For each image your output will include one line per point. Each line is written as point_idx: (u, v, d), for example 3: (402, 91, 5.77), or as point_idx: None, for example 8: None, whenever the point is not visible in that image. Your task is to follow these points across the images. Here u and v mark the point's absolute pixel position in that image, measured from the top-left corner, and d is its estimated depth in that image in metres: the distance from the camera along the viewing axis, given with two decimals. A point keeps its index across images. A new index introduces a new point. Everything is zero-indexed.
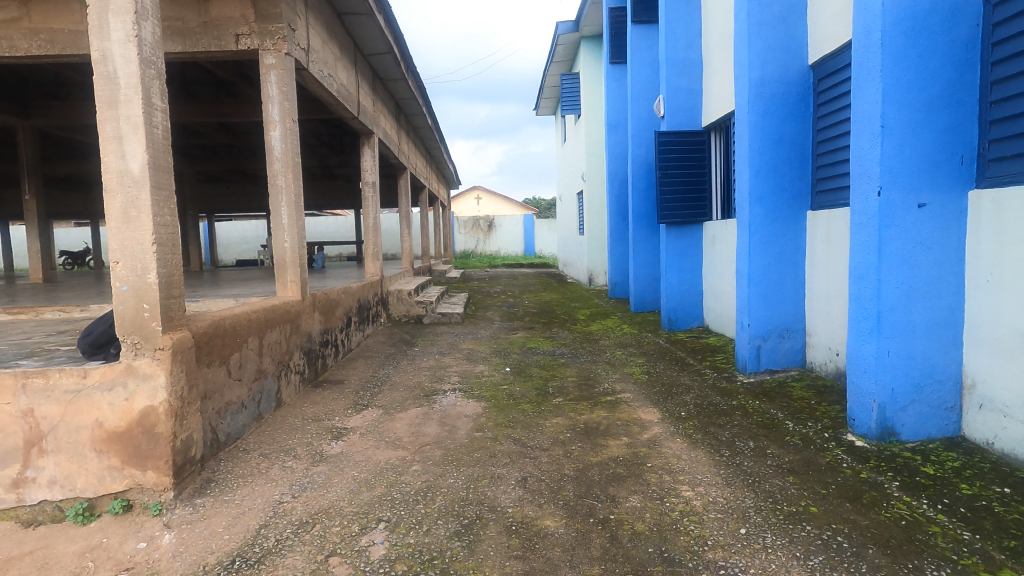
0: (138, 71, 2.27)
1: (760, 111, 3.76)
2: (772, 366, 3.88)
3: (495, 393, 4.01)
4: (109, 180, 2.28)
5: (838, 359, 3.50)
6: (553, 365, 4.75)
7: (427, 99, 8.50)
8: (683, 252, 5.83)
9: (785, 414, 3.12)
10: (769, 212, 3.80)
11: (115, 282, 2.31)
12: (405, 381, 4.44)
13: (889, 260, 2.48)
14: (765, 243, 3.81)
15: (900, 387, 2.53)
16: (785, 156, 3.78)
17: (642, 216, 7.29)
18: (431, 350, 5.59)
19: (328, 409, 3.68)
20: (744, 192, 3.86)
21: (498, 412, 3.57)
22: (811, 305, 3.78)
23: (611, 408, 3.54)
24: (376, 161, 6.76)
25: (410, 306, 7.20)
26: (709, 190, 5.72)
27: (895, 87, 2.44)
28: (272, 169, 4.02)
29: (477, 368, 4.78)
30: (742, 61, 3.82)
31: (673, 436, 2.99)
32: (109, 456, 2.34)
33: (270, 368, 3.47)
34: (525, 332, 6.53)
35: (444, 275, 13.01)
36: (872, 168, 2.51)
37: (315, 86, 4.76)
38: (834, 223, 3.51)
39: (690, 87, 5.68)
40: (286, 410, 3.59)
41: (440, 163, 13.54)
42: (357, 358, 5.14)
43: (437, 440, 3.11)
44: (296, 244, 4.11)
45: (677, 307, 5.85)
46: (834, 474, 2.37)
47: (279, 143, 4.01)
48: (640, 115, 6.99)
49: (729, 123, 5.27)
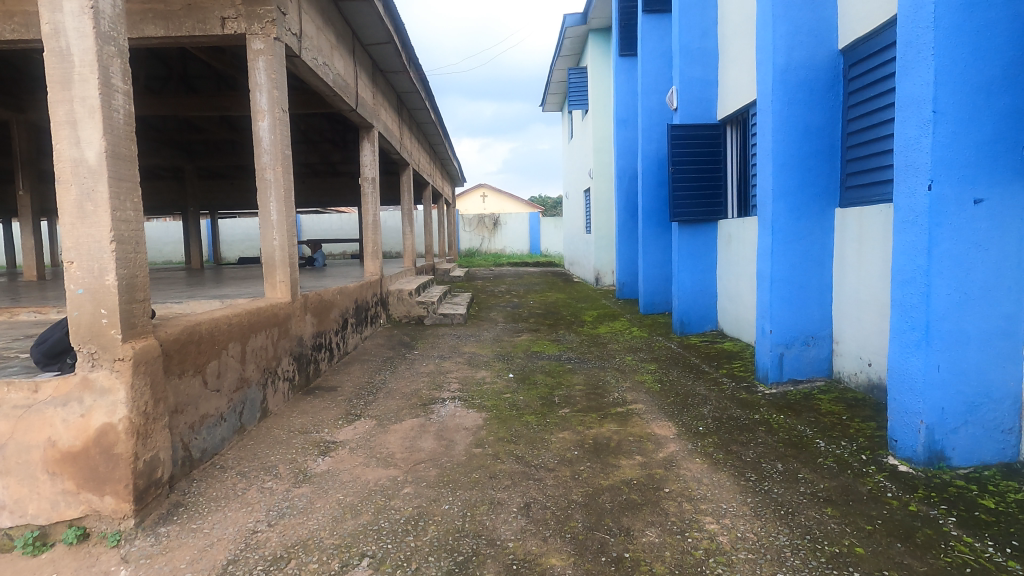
0: (94, 47, 2.01)
1: (784, 100, 3.46)
2: (795, 376, 3.59)
3: (497, 403, 3.74)
4: (62, 170, 2.03)
5: (871, 369, 3.20)
6: (560, 372, 4.48)
7: (429, 92, 8.22)
8: (697, 251, 5.53)
9: (815, 431, 2.84)
10: (793, 209, 3.51)
11: (70, 284, 2.05)
12: (402, 388, 4.18)
13: (940, 262, 2.19)
14: (789, 243, 3.52)
15: (951, 407, 2.24)
16: (811, 148, 3.49)
17: (652, 213, 7.00)
18: (431, 354, 5.33)
19: (318, 420, 3.43)
20: (766, 188, 3.57)
21: (500, 425, 3.31)
22: (839, 310, 3.50)
23: (622, 422, 3.26)
24: (375, 156, 6.51)
25: (411, 306, 6.94)
26: (725, 186, 5.43)
27: (950, 68, 2.15)
28: (260, 162, 3.77)
29: (478, 375, 4.51)
30: (765, 47, 3.52)
31: (691, 455, 2.72)
32: (63, 478, 2.09)
33: (255, 377, 3.22)
34: (530, 335, 6.26)
35: (448, 274, 12.77)
36: (921, 160, 2.22)
37: (309, 75, 4.50)
38: (867, 220, 3.21)
39: (705, 78, 5.39)
40: (272, 420, 3.35)
41: (444, 159, 13.31)
42: (353, 362, 4.89)
43: (432, 457, 2.85)
44: (286, 242, 3.84)
45: (689, 310, 5.57)
46: (878, 507, 2.09)
47: (267, 134, 3.75)
48: (651, 108, 6.70)
49: (746, 115, 4.98)
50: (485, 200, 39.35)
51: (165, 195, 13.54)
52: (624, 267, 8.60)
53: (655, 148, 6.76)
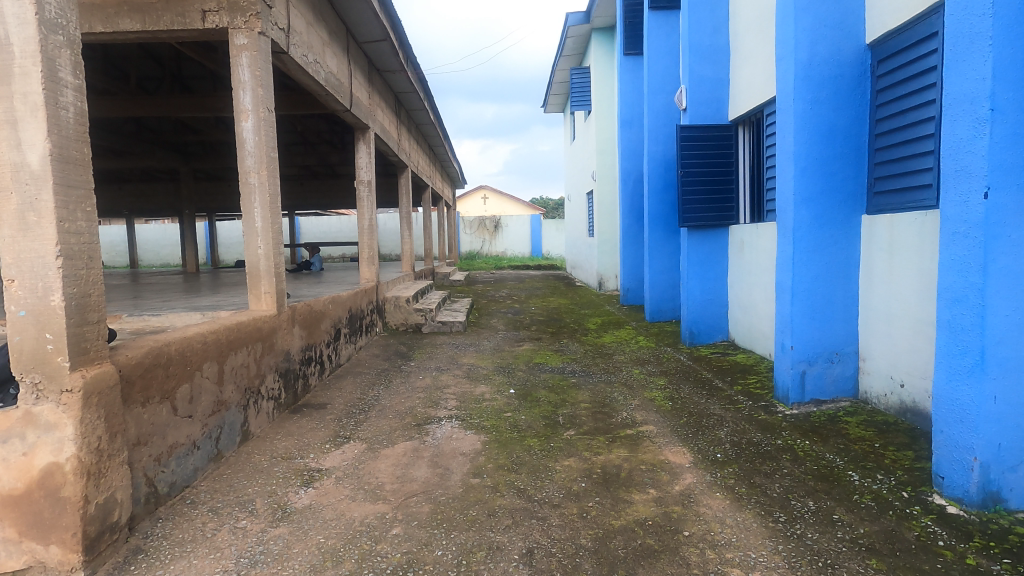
0: (36, 36, 1.76)
1: (807, 98, 3.21)
2: (819, 396, 3.34)
3: (497, 423, 3.49)
4: (3, 175, 1.79)
5: (903, 391, 2.95)
6: (563, 388, 4.21)
7: (427, 92, 7.98)
8: (707, 258, 5.27)
9: (847, 461, 2.59)
10: (817, 216, 3.25)
11: (10, 306, 1.81)
12: (396, 405, 3.93)
13: (998, 280, 1.94)
14: (812, 252, 3.27)
15: (1009, 443, 1.99)
16: (837, 151, 3.24)
17: (658, 218, 6.75)
18: (427, 366, 5.07)
19: (303, 443, 3.18)
20: (787, 194, 3.32)
21: (500, 449, 3.05)
22: (867, 325, 3.24)
23: (633, 447, 3.01)
24: (371, 159, 6.27)
25: (409, 314, 6.70)
26: (736, 189, 5.19)
27: (1010, 61, 1.90)
28: (244, 165, 3.53)
29: (477, 390, 4.25)
30: (787, 41, 3.26)
31: (711, 489, 2.47)
32: (4, 525, 1.83)
33: (234, 398, 2.97)
34: (532, 344, 6.00)
35: (448, 278, 12.53)
36: (977, 164, 1.96)
37: (298, 73, 4.27)
38: (899, 229, 2.96)
39: (715, 76, 5.14)
40: (254, 444, 3.09)
41: (444, 161, 13.10)
42: (346, 376, 4.65)
43: (426, 489, 2.59)
44: (271, 250, 3.60)
45: (699, 319, 5.31)
46: (930, 559, 1.84)
47: (251, 135, 3.50)
48: (658, 109, 6.46)
49: (760, 116, 4.74)
50: (486, 203, 39.12)
51: (161, 197, 13.34)
52: (629, 272, 8.35)
53: (662, 151, 6.52)
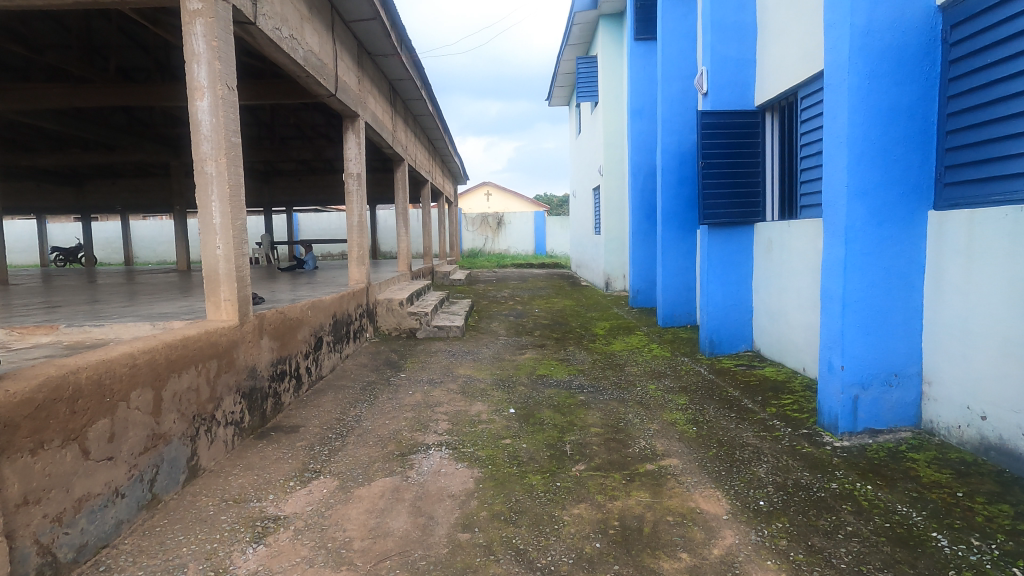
0: None
1: (865, 72, 2.67)
2: (873, 426, 2.82)
3: (494, 453, 2.99)
4: None
5: (985, 425, 2.44)
6: (571, 407, 3.70)
7: (424, 79, 7.48)
8: (731, 259, 4.75)
9: (926, 519, 2.09)
10: (874, 213, 2.73)
11: None
12: (379, 429, 3.42)
13: None
14: (867, 255, 2.74)
15: None
16: (898, 135, 2.71)
17: (672, 215, 6.22)
18: (419, 378, 4.58)
19: (263, 480, 2.70)
20: (838, 186, 2.80)
21: (496, 491, 2.55)
22: (935, 342, 2.72)
23: (656, 489, 2.50)
24: (361, 150, 5.75)
25: (402, 318, 6.20)
26: (762, 183, 4.68)
27: None
28: (200, 151, 3.02)
29: (473, 410, 3.74)
30: (841, 2, 2.73)
31: (760, 555, 1.96)
32: None
33: (177, 429, 2.47)
34: (535, 352, 5.50)
35: (447, 277, 12.07)
36: None
37: (270, 49, 3.76)
38: (984, 227, 2.43)
39: (740, 56, 4.61)
40: (203, 482, 2.61)
41: (445, 155, 12.64)
42: (327, 390, 4.16)
43: (402, 550, 2.09)
44: (231, 251, 3.09)
45: (720, 327, 4.80)
46: None
47: (208, 116, 2.99)
48: (671, 98, 5.98)
49: (793, 99, 4.21)
50: (490, 199, 38.63)
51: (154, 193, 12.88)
52: (639, 273, 7.82)
53: (677, 142, 6.00)
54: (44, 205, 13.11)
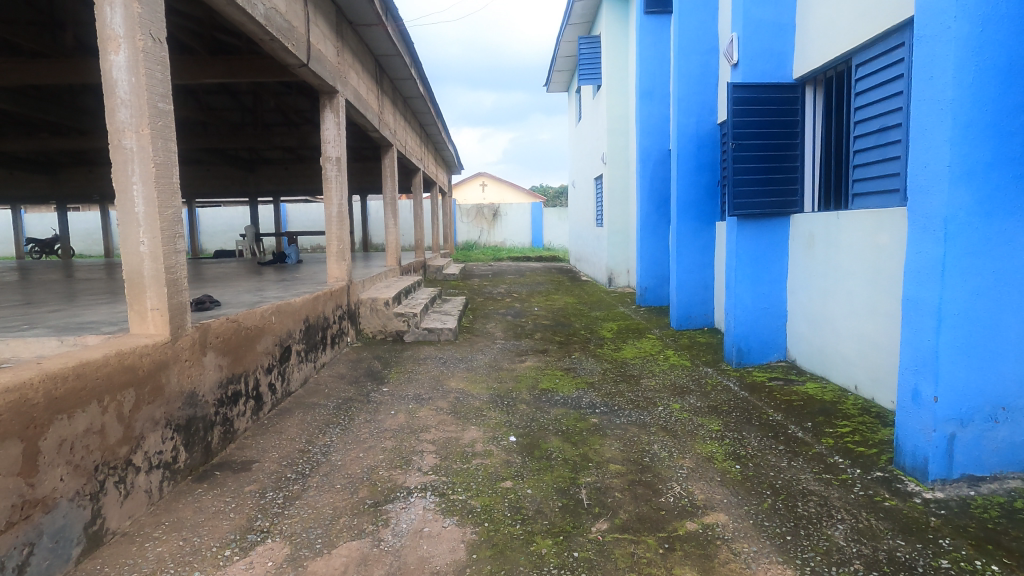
0: None
1: (976, 17, 2.05)
2: (972, 472, 2.24)
3: (491, 503, 2.37)
4: None
5: None
6: (583, 435, 3.09)
7: (413, 54, 6.79)
8: (763, 256, 4.13)
9: None
10: (983, 203, 2.12)
11: None
12: (350, 465, 2.80)
13: None
14: (972, 255, 2.13)
15: None
16: (1015, 100, 2.09)
17: (689, 206, 5.61)
18: (404, 394, 3.95)
19: (189, 549, 2.06)
20: (933, 169, 2.18)
21: (496, 565, 1.93)
22: None
23: (707, 566, 1.89)
24: (341, 131, 5.07)
25: (388, 319, 5.57)
26: (801, 169, 4.07)
27: None
28: (116, 122, 2.37)
29: (466, 437, 3.12)
30: None
31: None
32: None
33: (68, 488, 1.85)
34: (537, 360, 4.89)
35: (440, 272, 11.42)
36: None
37: (220, 3, 3.08)
38: None
39: (777, 22, 3.96)
40: (107, 554, 1.98)
41: (438, 142, 11.97)
42: (293, 411, 3.53)
43: None
44: (159, 249, 2.45)
45: (749, 334, 4.19)
46: None
47: (124, 75, 2.34)
48: (690, 74, 5.33)
49: (841, 70, 3.59)
50: (484, 189, 38.15)
51: None
52: (647, 269, 7.22)
53: (694, 124, 5.40)
54: (16, 193, 12.37)
